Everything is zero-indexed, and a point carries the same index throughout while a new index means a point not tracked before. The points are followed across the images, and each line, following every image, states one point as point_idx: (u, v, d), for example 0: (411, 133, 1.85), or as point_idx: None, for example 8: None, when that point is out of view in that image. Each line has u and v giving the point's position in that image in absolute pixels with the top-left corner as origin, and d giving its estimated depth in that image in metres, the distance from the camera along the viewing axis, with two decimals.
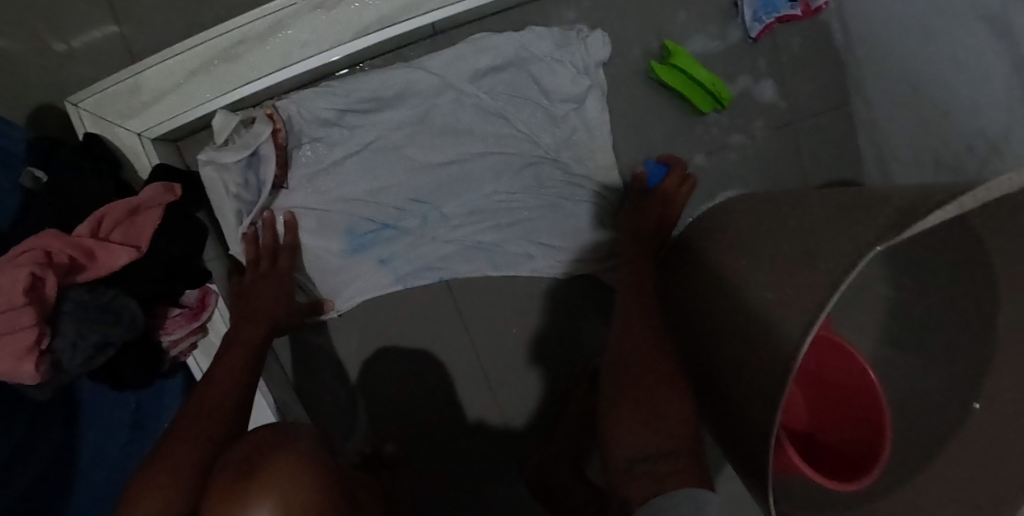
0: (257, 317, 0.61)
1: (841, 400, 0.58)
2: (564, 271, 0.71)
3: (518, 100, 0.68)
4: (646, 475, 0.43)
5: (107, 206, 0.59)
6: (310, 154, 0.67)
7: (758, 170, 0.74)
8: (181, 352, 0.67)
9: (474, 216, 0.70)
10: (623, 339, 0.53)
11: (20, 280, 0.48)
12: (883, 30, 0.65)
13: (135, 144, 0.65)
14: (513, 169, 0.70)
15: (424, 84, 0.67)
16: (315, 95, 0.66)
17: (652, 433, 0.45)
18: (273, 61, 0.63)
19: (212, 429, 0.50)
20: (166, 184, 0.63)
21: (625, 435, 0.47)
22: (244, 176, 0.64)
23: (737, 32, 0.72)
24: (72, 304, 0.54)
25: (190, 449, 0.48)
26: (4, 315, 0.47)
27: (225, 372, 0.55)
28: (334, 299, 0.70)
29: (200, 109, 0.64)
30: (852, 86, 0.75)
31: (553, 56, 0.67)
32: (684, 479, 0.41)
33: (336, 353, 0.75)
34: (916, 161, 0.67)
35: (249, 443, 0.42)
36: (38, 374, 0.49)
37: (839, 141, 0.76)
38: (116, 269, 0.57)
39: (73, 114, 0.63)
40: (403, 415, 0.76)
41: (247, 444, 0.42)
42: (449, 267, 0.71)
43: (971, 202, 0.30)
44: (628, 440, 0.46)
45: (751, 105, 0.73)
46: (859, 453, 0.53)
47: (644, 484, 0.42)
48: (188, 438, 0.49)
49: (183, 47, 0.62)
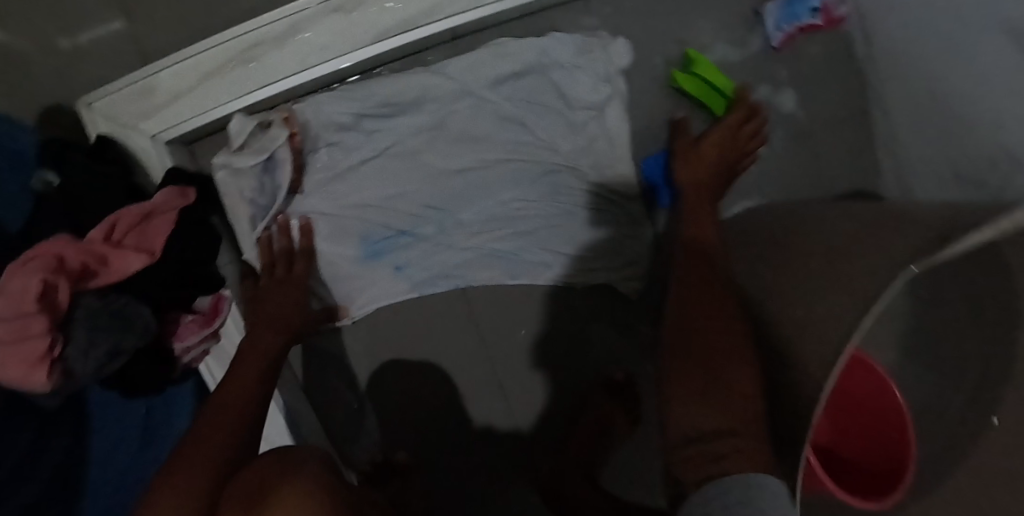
0: (273, 323, 0.61)
1: (867, 419, 0.57)
2: (579, 278, 0.71)
3: (538, 107, 0.68)
4: (701, 453, 0.37)
5: (120, 211, 0.58)
6: (325, 158, 0.65)
7: (778, 180, 0.75)
8: (193, 359, 0.66)
9: (492, 223, 0.70)
10: (683, 319, 0.48)
11: (31, 288, 0.48)
12: (903, 40, 0.65)
13: (149, 146, 0.64)
14: (531, 177, 0.69)
15: (443, 90, 0.66)
16: (331, 99, 0.65)
17: (715, 406, 0.39)
18: (290, 65, 0.63)
19: (227, 438, 0.48)
20: (179, 187, 0.63)
21: (682, 407, 0.40)
22: (259, 181, 0.63)
23: (758, 41, 0.73)
24: (84, 310, 0.53)
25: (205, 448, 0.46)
26: (15, 323, 0.47)
27: (241, 379, 0.54)
28: (349, 305, 0.69)
29: (215, 112, 0.64)
30: (872, 97, 0.74)
31: (573, 63, 0.68)
32: (743, 463, 0.34)
33: (348, 359, 0.74)
34: (937, 175, 0.65)
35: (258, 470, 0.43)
36: (50, 382, 0.48)
37: (858, 153, 0.75)
38: (129, 274, 0.57)
39: (84, 114, 0.61)
40: (415, 422, 0.75)
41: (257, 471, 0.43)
42: (464, 275, 0.70)
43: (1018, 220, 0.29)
44: (686, 419, 0.39)
45: (771, 115, 0.74)
46: (884, 472, 0.52)
47: (699, 465, 0.36)
48: (203, 447, 0.46)
49: (199, 49, 0.62)
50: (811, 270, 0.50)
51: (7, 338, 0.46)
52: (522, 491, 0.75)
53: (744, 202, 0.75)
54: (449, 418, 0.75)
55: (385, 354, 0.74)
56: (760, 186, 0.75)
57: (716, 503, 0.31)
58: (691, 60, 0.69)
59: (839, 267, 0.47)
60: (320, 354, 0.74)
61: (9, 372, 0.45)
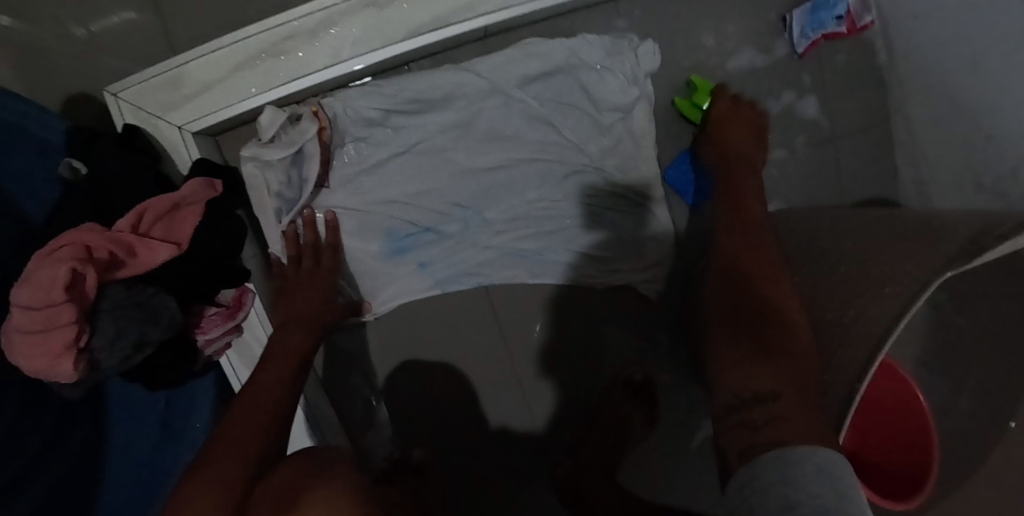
0: (302, 320, 0.62)
1: (889, 423, 0.58)
2: (601, 279, 0.72)
3: (565, 107, 0.69)
4: (747, 422, 0.41)
5: (148, 201, 0.57)
6: (352, 153, 0.68)
7: (800, 186, 0.76)
8: (215, 352, 0.66)
9: (517, 222, 0.71)
10: (731, 302, 0.52)
11: (60, 276, 0.47)
12: (927, 50, 0.66)
13: (175, 137, 0.64)
14: (556, 177, 0.71)
15: (472, 88, 0.67)
16: (362, 94, 0.66)
17: (765, 378, 0.43)
18: (323, 59, 0.63)
19: (256, 441, 0.49)
20: (206, 179, 0.62)
21: (734, 381, 0.45)
22: (287, 174, 0.64)
23: (783, 47, 0.74)
24: (110, 302, 0.52)
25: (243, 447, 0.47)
26: (42, 312, 0.46)
27: (270, 378, 0.55)
28: (370, 302, 0.71)
29: (244, 103, 0.64)
30: (893, 106, 0.75)
31: (603, 64, 0.69)
32: (798, 433, 0.37)
33: (370, 355, 0.74)
34: (957, 183, 0.67)
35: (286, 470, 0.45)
36: (76, 372, 0.49)
37: (878, 161, 0.76)
38: (156, 266, 0.56)
39: (111, 104, 0.62)
40: (435, 420, 0.75)
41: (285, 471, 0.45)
42: (487, 273, 0.72)
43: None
44: (740, 386, 0.44)
45: (795, 120, 0.75)
46: (909, 476, 0.53)
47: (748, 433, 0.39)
48: (234, 449, 0.47)
49: (230, 40, 0.62)
50: (838, 277, 0.54)
51: (34, 327, 0.46)
52: (540, 490, 0.76)
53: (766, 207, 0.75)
54: (469, 416, 0.75)
55: (404, 353, 0.74)
56: (783, 191, 0.75)
57: (762, 479, 0.34)
58: (694, 87, 0.72)
59: (873, 277, 0.50)
60: (340, 350, 0.73)
61: (35, 362, 0.47)
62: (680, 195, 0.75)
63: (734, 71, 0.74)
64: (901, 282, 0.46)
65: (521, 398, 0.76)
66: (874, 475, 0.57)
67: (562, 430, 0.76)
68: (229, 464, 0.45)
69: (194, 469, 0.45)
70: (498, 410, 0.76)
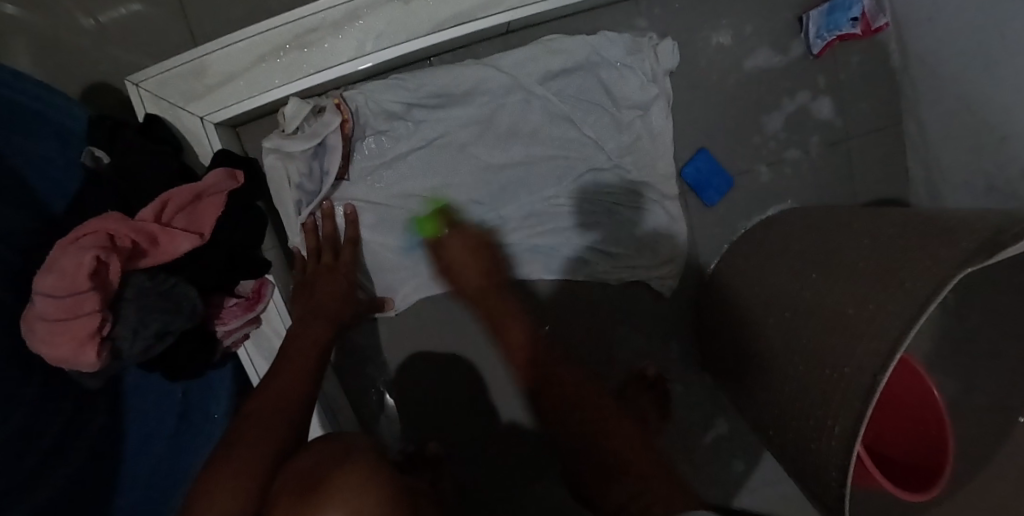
0: (322, 314, 0.62)
1: (904, 416, 0.59)
2: (616, 276, 0.74)
3: (586, 102, 0.71)
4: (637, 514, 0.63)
5: (171, 190, 0.57)
6: (373, 146, 0.69)
7: (812, 185, 0.77)
8: (234, 343, 0.65)
9: (534, 220, 0.73)
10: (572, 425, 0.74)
11: (84, 264, 0.46)
12: (938, 54, 0.67)
13: (197, 127, 0.64)
14: (574, 173, 0.72)
15: (494, 82, 0.68)
16: (385, 87, 0.67)
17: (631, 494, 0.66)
18: (347, 51, 0.64)
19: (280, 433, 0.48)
20: (228, 169, 0.62)
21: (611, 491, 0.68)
22: (309, 166, 0.65)
23: (799, 47, 0.75)
24: (134, 291, 0.52)
25: (263, 433, 0.48)
26: (68, 300, 0.46)
27: (291, 371, 0.55)
28: (392, 299, 0.73)
29: (268, 94, 0.64)
30: (906, 107, 0.77)
31: (624, 62, 0.70)
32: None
33: (387, 346, 0.75)
34: (967, 184, 0.69)
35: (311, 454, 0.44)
36: (98, 362, 0.49)
37: (890, 162, 0.78)
38: (178, 255, 0.55)
39: (133, 93, 0.62)
40: (450, 411, 0.77)
41: (309, 455, 0.44)
42: (505, 268, 0.74)
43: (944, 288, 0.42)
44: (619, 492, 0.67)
45: (808, 121, 0.76)
46: (924, 466, 0.55)
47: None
48: (256, 441, 0.47)
49: (255, 31, 0.62)
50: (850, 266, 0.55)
51: (59, 314, 0.46)
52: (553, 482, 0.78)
53: (779, 205, 0.77)
54: (484, 409, 0.77)
55: (407, 350, 0.75)
56: (796, 191, 0.77)
57: None
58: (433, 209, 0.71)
59: (889, 273, 0.50)
60: (361, 342, 0.75)
61: (60, 350, 0.47)
62: (696, 193, 0.76)
63: (750, 71, 0.75)
64: (917, 283, 0.45)
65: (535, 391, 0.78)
66: (890, 466, 0.59)
67: None
68: (254, 455, 0.45)
69: (217, 462, 0.45)
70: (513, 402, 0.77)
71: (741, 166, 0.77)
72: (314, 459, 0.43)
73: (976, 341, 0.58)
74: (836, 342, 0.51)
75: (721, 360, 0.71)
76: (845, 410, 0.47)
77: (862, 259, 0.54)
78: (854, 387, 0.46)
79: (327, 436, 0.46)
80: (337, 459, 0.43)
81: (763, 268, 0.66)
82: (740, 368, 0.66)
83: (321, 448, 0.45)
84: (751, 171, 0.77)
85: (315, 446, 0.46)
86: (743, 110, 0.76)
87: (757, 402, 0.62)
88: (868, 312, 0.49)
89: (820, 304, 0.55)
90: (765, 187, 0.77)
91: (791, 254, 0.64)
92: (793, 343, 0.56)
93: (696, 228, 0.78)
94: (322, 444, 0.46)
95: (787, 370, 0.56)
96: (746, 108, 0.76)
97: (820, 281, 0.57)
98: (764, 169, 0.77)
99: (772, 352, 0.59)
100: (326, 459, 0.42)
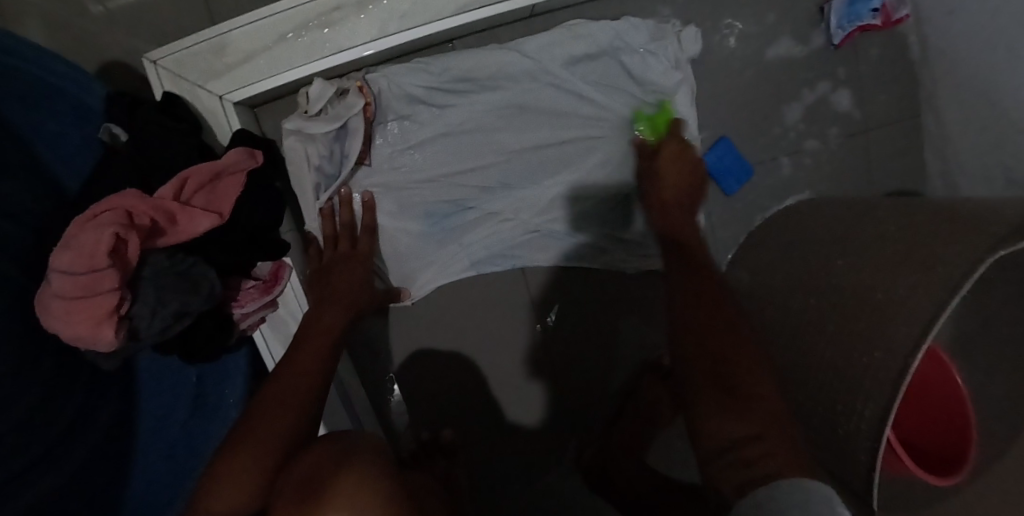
0: (340, 300, 0.62)
1: (924, 403, 0.60)
2: (634, 266, 0.75)
3: (609, 87, 0.71)
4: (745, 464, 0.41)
5: (190, 168, 0.55)
6: (396, 132, 0.69)
7: (828, 176, 0.78)
8: (250, 326, 0.64)
9: (551, 206, 0.73)
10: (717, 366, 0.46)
11: (103, 242, 0.45)
12: (957, 45, 0.67)
13: (217, 107, 0.63)
14: (596, 154, 0.72)
15: (518, 67, 0.69)
16: (407, 71, 0.68)
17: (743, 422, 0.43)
18: (370, 32, 0.64)
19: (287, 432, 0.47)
20: (248, 148, 0.61)
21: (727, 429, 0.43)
22: (330, 148, 0.65)
23: (820, 37, 0.75)
24: (152, 270, 0.51)
25: (275, 429, 0.46)
26: (86, 277, 0.45)
27: (307, 357, 0.54)
28: (409, 289, 0.73)
29: (289, 73, 0.64)
30: (924, 99, 0.77)
31: (647, 48, 0.71)
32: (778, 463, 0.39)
33: (403, 333, 0.75)
34: (985, 176, 0.69)
35: (312, 457, 0.39)
36: (115, 341, 0.47)
37: (907, 155, 0.79)
38: (196, 234, 0.54)
39: (151, 71, 0.61)
40: (465, 398, 0.77)
41: (312, 458, 0.39)
42: (524, 255, 0.74)
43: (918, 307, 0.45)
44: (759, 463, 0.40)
45: (826, 112, 0.77)
46: (944, 449, 0.56)
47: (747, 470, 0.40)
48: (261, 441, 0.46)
49: (275, 8, 0.61)
50: (868, 245, 0.56)
51: (76, 293, 0.45)
52: (566, 471, 0.78)
53: (797, 196, 0.78)
54: (497, 398, 0.77)
55: (420, 339, 0.76)
56: (814, 181, 0.78)
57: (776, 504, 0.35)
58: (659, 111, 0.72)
59: (919, 256, 0.49)
60: (375, 329, 0.75)
61: (77, 329, 0.45)
62: (715, 181, 0.77)
63: (772, 60, 0.76)
64: (950, 265, 0.45)
65: (551, 377, 0.78)
66: (911, 448, 0.60)
67: (591, 413, 0.78)
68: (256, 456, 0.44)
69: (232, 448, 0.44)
70: (527, 389, 0.78)
71: (759, 156, 0.77)
72: (313, 465, 0.37)
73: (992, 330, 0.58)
74: (861, 322, 0.51)
75: None
76: (876, 393, 0.46)
77: (881, 241, 0.55)
78: (885, 371, 0.46)
79: (329, 436, 0.40)
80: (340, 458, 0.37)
81: (782, 253, 0.67)
82: None
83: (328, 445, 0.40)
84: (769, 161, 0.77)
85: (318, 445, 0.40)
86: (764, 100, 0.76)
87: None
88: (898, 295, 0.48)
89: (840, 286, 0.56)
90: (783, 178, 0.78)
91: (812, 242, 0.64)
92: (812, 323, 0.57)
93: (715, 216, 0.78)
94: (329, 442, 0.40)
95: (807, 353, 0.57)
96: (766, 99, 0.76)
97: (841, 266, 0.57)
98: (784, 160, 0.77)
99: (791, 338, 0.60)
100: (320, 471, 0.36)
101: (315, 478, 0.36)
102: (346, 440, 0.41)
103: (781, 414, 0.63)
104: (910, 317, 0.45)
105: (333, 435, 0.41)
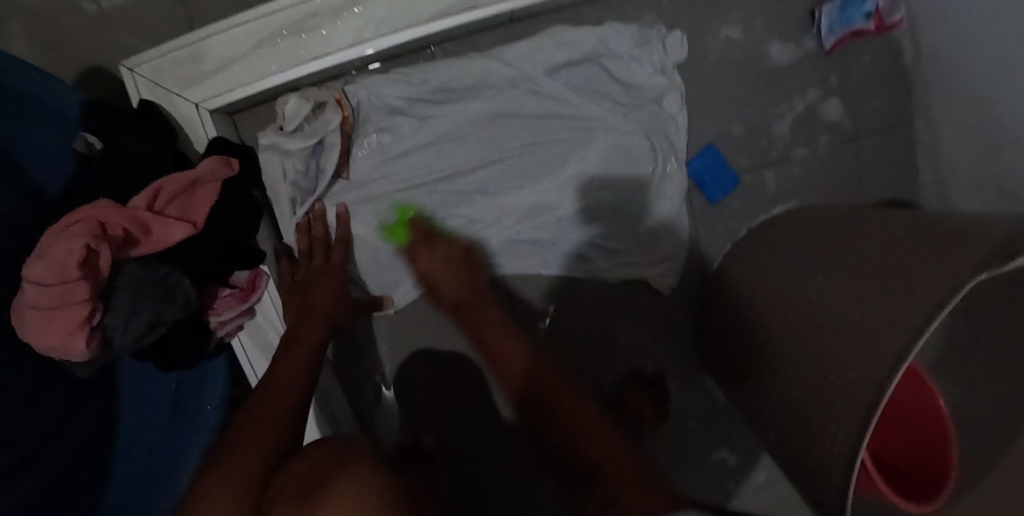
0: (317, 316, 0.62)
1: (910, 427, 0.60)
2: (616, 274, 0.74)
3: (595, 94, 0.71)
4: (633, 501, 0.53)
5: (164, 177, 0.55)
6: (375, 142, 0.69)
7: (819, 184, 0.77)
8: (228, 334, 0.64)
9: (533, 211, 0.72)
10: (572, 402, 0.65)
11: (75, 252, 0.45)
12: (949, 50, 0.66)
13: (192, 114, 0.63)
14: (584, 150, 0.71)
15: (499, 76, 0.69)
16: (387, 82, 0.68)
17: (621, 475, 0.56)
18: (345, 38, 0.64)
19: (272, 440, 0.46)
20: (223, 157, 0.60)
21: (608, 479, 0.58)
22: (306, 164, 0.66)
23: (810, 42, 0.74)
24: (126, 280, 0.51)
25: (257, 442, 0.46)
26: (56, 289, 0.44)
27: (285, 373, 0.54)
28: (391, 296, 0.73)
29: (265, 81, 0.64)
30: (917, 106, 0.76)
31: (631, 54, 0.70)
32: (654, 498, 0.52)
33: (381, 339, 0.75)
34: (976, 188, 0.67)
35: (307, 462, 0.41)
36: (88, 351, 0.47)
37: (898, 164, 0.77)
38: (171, 245, 0.54)
39: (128, 79, 0.61)
40: (446, 405, 0.77)
41: (307, 461, 0.41)
42: (505, 263, 0.74)
43: (901, 324, 0.44)
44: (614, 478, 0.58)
45: (816, 120, 0.76)
46: (925, 480, 0.55)
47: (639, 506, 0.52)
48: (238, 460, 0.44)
49: (250, 16, 0.61)
50: (846, 257, 0.56)
51: (49, 304, 0.45)
52: (550, 482, 0.78)
53: (784, 205, 0.77)
54: (482, 405, 0.77)
55: (408, 346, 0.76)
56: (802, 191, 0.77)
57: None
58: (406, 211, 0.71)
59: (895, 273, 0.49)
60: (358, 337, 0.75)
61: (50, 338, 0.45)
62: (701, 189, 0.76)
63: (760, 67, 0.75)
64: (928, 283, 0.44)
65: None
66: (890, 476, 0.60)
67: None
68: (250, 455, 0.44)
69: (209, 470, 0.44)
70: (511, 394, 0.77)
71: (747, 161, 0.76)
72: (310, 466, 0.40)
73: (964, 351, 0.58)
74: (840, 337, 0.50)
75: (719, 357, 0.71)
76: (851, 413, 0.45)
77: (857, 255, 0.55)
78: (860, 391, 0.45)
79: (322, 440, 0.43)
80: (336, 463, 0.40)
81: (764, 262, 0.67)
82: (738, 368, 0.66)
83: (323, 448, 0.43)
84: (755, 167, 0.76)
85: (314, 448, 0.43)
86: (752, 107, 0.75)
87: (757, 403, 0.62)
88: (877, 314, 0.47)
89: (816, 299, 0.55)
90: (771, 187, 0.77)
91: (791, 256, 0.63)
92: (786, 336, 0.57)
93: (699, 223, 0.77)
94: (322, 446, 0.43)
95: (783, 366, 0.56)
96: (754, 105, 0.75)
97: (819, 278, 0.57)
98: (770, 172, 0.76)
99: (771, 353, 0.59)
100: (320, 468, 0.40)
101: (315, 476, 0.39)
102: (336, 442, 0.45)
103: (762, 428, 0.62)
104: (895, 337, 0.44)
105: (322, 440, 0.44)
